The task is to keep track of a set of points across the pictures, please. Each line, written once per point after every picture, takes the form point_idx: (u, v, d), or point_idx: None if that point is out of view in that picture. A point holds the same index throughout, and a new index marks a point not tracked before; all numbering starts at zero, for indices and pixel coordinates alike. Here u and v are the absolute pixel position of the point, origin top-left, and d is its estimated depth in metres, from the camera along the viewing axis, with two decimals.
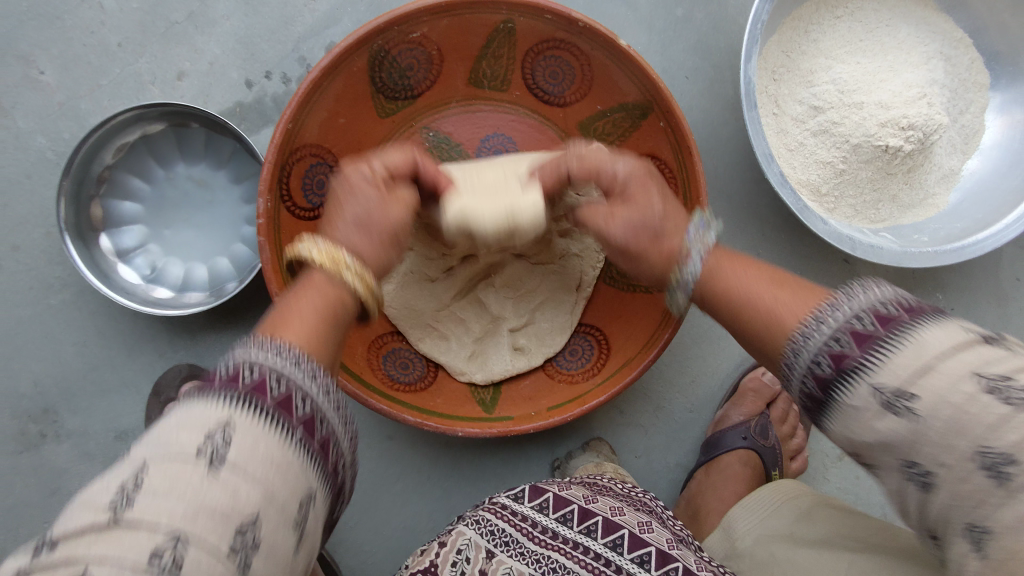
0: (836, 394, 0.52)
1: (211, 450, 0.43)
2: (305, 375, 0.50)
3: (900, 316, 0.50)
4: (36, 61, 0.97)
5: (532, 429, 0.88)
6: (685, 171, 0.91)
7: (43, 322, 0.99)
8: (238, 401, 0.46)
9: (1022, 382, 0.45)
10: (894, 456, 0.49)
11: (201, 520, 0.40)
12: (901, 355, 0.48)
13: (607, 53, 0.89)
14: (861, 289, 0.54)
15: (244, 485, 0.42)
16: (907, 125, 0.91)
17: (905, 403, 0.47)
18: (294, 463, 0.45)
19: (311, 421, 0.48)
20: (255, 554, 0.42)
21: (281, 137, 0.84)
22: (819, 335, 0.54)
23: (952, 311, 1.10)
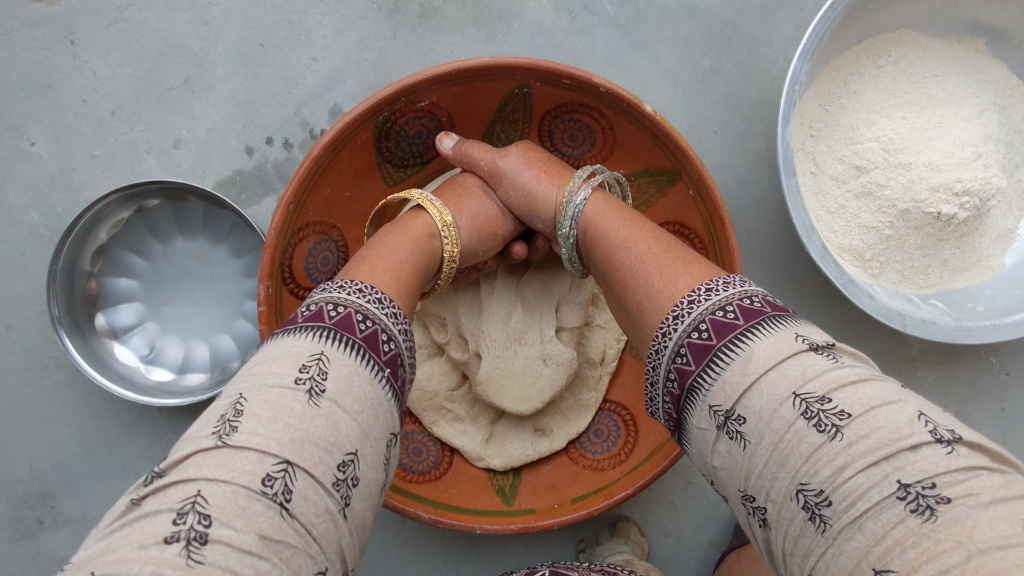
0: (686, 414, 0.52)
1: (310, 381, 0.46)
2: (378, 307, 0.55)
3: (743, 321, 0.50)
4: (27, 132, 0.92)
5: (556, 525, 0.82)
6: (717, 246, 0.84)
7: (39, 404, 0.95)
8: (323, 333, 0.49)
9: (838, 405, 0.44)
10: (735, 484, 0.48)
11: (308, 450, 0.43)
12: (732, 371, 0.48)
13: (631, 117, 0.82)
14: (715, 283, 0.55)
15: (342, 419, 0.46)
16: (962, 190, 0.84)
17: (737, 427, 0.47)
18: (384, 403, 0.49)
19: (370, 336, 0.51)
20: (294, 504, 0.42)
21: (282, 219, 0.78)
22: (675, 337, 0.53)
23: (1005, 376, 1.02)
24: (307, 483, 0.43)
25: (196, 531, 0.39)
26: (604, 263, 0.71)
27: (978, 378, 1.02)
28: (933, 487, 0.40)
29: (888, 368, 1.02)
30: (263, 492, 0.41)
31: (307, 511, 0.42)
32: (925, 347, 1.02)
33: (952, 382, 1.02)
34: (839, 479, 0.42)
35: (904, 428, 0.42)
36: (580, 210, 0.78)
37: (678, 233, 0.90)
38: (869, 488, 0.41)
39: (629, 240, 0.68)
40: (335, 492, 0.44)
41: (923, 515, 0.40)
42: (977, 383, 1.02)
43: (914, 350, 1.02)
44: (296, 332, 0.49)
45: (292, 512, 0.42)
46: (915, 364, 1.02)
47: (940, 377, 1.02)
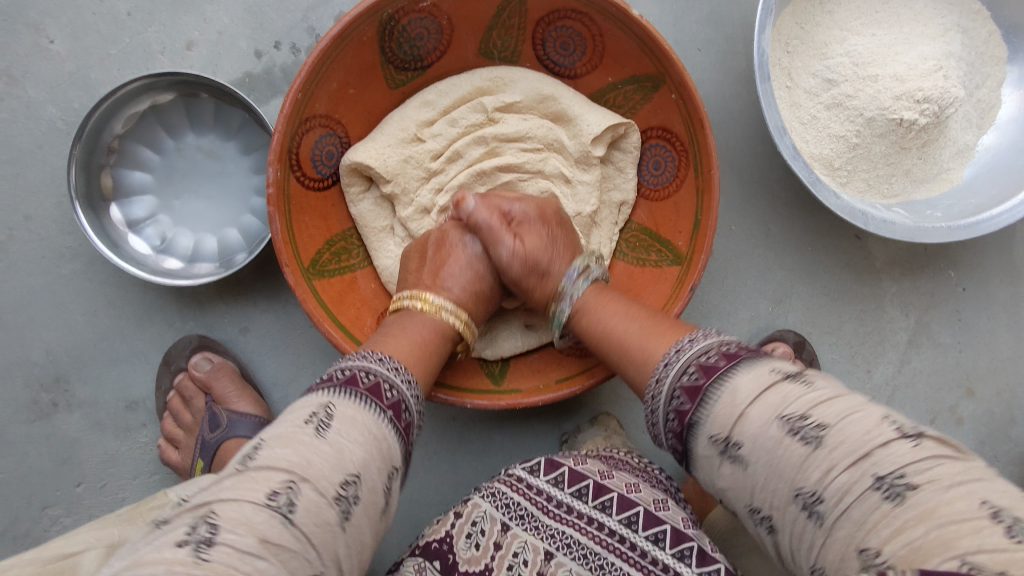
0: (688, 446, 0.59)
1: (318, 421, 0.54)
2: (390, 370, 0.65)
3: (724, 363, 0.58)
4: (45, 29, 0.97)
5: (541, 401, 0.89)
6: (696, 144, 0.90)
7: (54, 291, 1.00)
8: (336, 389, 0.59)
9: (815, 419, 0.51)
10: (743, 501, 0.56)
11: (313, 467, 0.51)
12: (721, 403, 0.56)
13: (619, 23, 0.89)
14: (686, 340, 0.64)
15: (345, 447, 0.53)
16: (922, 97, 0.90)
17: (735, 450, 0.55)
18: (386, 437, 0.57)
19: (375, 387, 0.61)
20: (297, 514, 0.49)
21: (291, 106, 0.83)
22: (668, 381, 0.62)
23: (962, 290, 1.09)
24: (309, 498, 0.50)
25: (203, 538, 0.46)
26: (604, 348, 0.77)
27: (937, 290, 1.09)
28: (902, 476, 0.47)
29: (854, 279, 1.08)
30: (267, 504, 0.49)
31: (308, 521, 0.49)
32: (889, 259, 1.09)
33: (914, 292, 1.09)
34: (826, 480, 0.49)
35: (873, 430, 0.49)
36: (574, 303, 0.82)
37: (661, 138, 0.96)
38: (852, 484, 0.48)
39: (622, 323, 0.76)
40: (336, 506, 0.51)
41: (895, 500, 0.47)
42: (936, 295, 1.09)
43: (879, 262, 1.09)
44: (318, 389, 0.59)
45: (294, 521, 0.49)
46: (879, 277, 1.09)
47: (903, 289, 1.09)
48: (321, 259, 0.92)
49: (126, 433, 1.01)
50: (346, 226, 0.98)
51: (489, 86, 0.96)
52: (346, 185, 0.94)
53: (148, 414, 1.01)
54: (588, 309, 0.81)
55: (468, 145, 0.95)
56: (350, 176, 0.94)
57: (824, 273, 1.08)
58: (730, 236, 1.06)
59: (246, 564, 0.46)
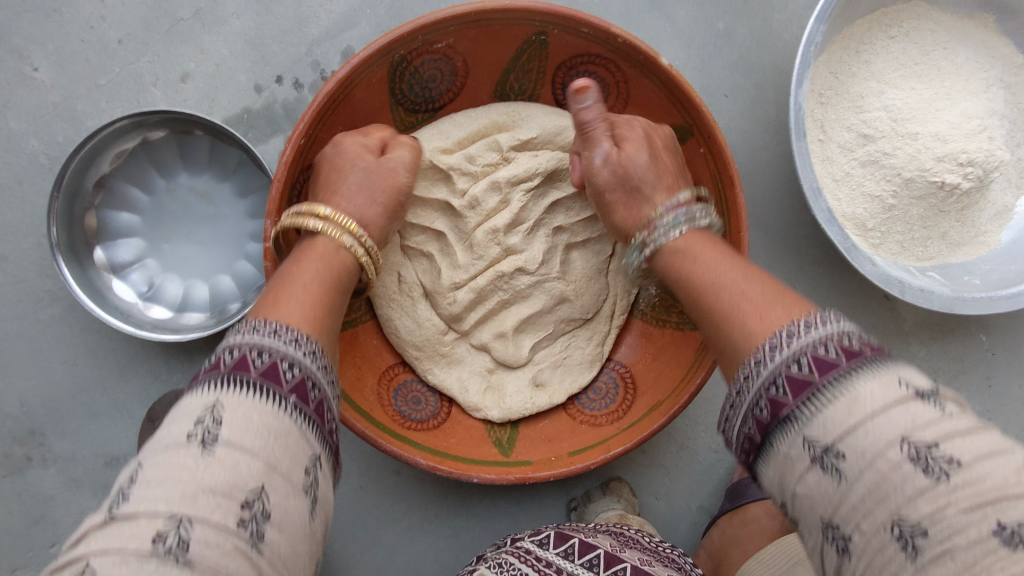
0: (772, 440, 0.50)
1: (202, 434, 0.44)
2: (295, 345, 0.53)
3: (846, 360, 0.48)
4: (30, 57, 0.90)
5: (552, 476, 0.82)
6: (724, 203, 0.85)
7: (31, 336, 0.93)
8: (222, 380, 0.48)
9: (948, 452, 0.43)
10: (817, 513, 0.47)
11: (201, 502, 0.41)
12: (834, 408, 0.46)
13: (647, 71, 0.83)
14: (802, 323, 0.51)
15: (242, 461, 0.44)
16: (966, 160, 0.85)
17: (834, 461, 0.46)
18: (293, 433, 0.47)
19: (300, 387, 0.50)
20: (194, 554, 0.40)
21: (292, 153, 0.77)
22: (772, 364, 0.51)
23: (992, 355, 1.04)
24: (206, 530, 0.41)
25: None
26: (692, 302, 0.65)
27: (966, 355, 1.04)
28: (940, 447, 0.43)
29: (881, 341, 1.03)
30: (154, 551, 0.39)
31: (211, 557, 0.40)
32: (917, 321, 1.04)
33: (943, 356, 1.04)
34: (939, 514, 0.41)
35: (924, 421, 0.44)
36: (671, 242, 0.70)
37: None
38: (965, 528, 0.41)
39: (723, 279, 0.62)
40: (241, 530, 0.42)
41: (935, 475, 0.42)
42: (966, 359, 1.04)
43: (907, 323, 1.04)
44: (196, 386, 0.48)
45: (191, 561, 0.40)
46: (908, 338, 1.04)
47: (932, 352, 1.04)
48: None
49: (104, 489, 0.94)
50: None
51: (505, 120, 0.89)
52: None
53: None
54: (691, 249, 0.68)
55: (484, 192, 0.86)
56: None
57: None
58: None
59: None
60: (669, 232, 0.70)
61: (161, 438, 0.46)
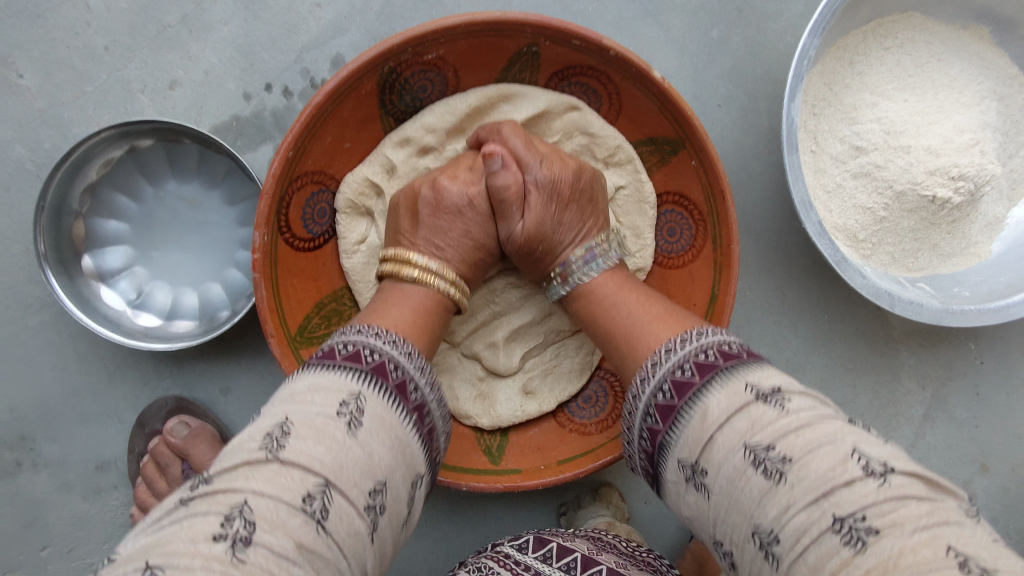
0: (660, 467, 0.57)
1: (270, 441, 0.45)
2: (401, 353, 0.58)
3: (721, 362, 0.55)
4: (15, 62, 0.89)
5: (541, 484, 0.83)
6: (716, 216, 0.84)
7: (21, 343, 0.93)
8: (362, 376, 0.52)
9: (781, 451, 0.47)
10: (707, 531, 0.53)
11: (345, 472, 0.46)
12: (691, 426, 0.53)
13: (639, 83, 0.82)
14: (690, 334, 0.60)
15: (376, 451, 0.49)
16: (958, 175, 0.85)
17: (700, 478, 0.52)
18: (411, 443, 0.53)
19: (402, 384, 0.55)
20: (330, 521, 0.44)
21: (281, 165, 0.77)
22: (644, 397, 0.59)
23: (980, 364, 1.05)
24: (342, 505, 0.45)
25: (241, 534, 0.40)
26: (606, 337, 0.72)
27: (955, 363, 1.05)
28: (864, 518, 0.43)
29: (870, 349, 1.04)
30: (302, 508, 0.43)
31: (341, 530, 0.44)
32: (907, 329, 1.04)
33: (930, 365, 1.04)
34: (783, 519, 0.45)
35: (839, 466, 0.45)
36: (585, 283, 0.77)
37: (677, 204, 0.90)
38: (810, 526, 0.44)
39: (619, 291, 0.74)
40: (365, 514, 0.46)
41: (855, 546, 0.43)
42: (954, 367, 1.05)
43: (896, 332, 1.04)
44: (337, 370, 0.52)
45: (327, 528, 0.43)
46: (896, 347, 1.04)
47: (920, 360, 1.04)
48: (310, 324, 0.86)
49: (96, 495, 0.95)
50: (338, 285, 0.90)
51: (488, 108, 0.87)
52: (342, 233, 0.88)
53: (119, 475, 0.95)
54: (604, 298, 0.75)
55: None
56: (350, 214, 0.88)
57: (839, 342, 1.03)
58: (742, 302, 1.01)
59: (280, 569, 0.40)
60: (593, 268, 0.77)
61: (245, 440, 0.47)
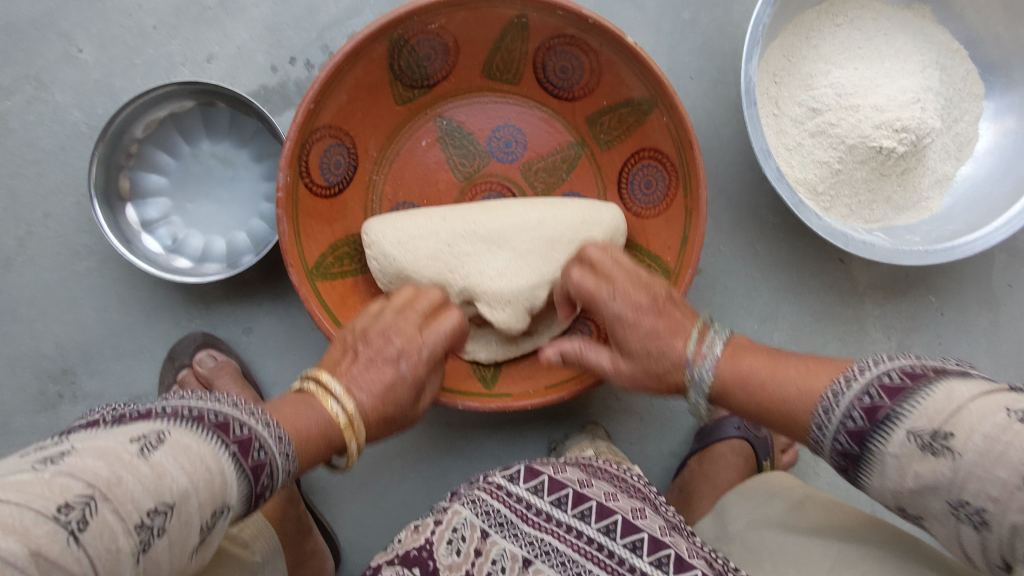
0: (869, 447, 0.56)
1: (144, 442, 0.51)
2: (246, 413, 0.59)
3: (911, 382, 0.55)
4: (75, 39, 1.02)
5: (530, 404, 0.91)
6: (686, 165, 0.94)
7: (68, 287, 1.04)
8: (175, 417, 0.54)
9: (960, 417, 0.51)
10: (942, 498, 0.53)
11: (116, 488, 0.47)
12: (915, 415, 0.53)
13: (615, 49, 0.94)
14: (857, 367, 0.59)
15: (167, 471, 0.50)
16: (901, 127, 0.95)
17: (944, 442, 0.51)
18: (222, 471, 0.53)
19: (245, 442, 0.56)
20: (86, 532, 0.45)
21: (304, 115, 0.88)
22: (841, 403, 0.58)
23: (941, 316, 1.12)
24: (105, 519, 0.46)
25: None
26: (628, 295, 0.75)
27: (918, 315, 1.13)
28: None
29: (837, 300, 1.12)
30: (55, 517, 0.45)
31: (98, 544, 0.46)
32: (871, 283, 1.12)
33: (895, 316, 1.12)
34: (990, 449, 0.49)
35: (997, 393, 0.52)
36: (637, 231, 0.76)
37: (652, 159, 1.00)
38: (1022, 449, 0.48)
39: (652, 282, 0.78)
40: (133, 533, 0.47)
41: (1022, 419, 0.50)
42: (918, 319, 1.12)
43: (862, 285, 1.12)
44: (154, 414, 0.54)
45: (79, 538, 0.45)
46: (862, 299, 1.12)
47: (885, 312, 1.12)
48: (325, 262, 0.96)
49: None
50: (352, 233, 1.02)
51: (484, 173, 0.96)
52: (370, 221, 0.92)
53: None
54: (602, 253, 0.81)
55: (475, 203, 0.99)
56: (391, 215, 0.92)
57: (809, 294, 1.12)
58: (717, 255, 1.11)
59: (1, 573, 0.42)
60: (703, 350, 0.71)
61: (125, 431, 0.52)
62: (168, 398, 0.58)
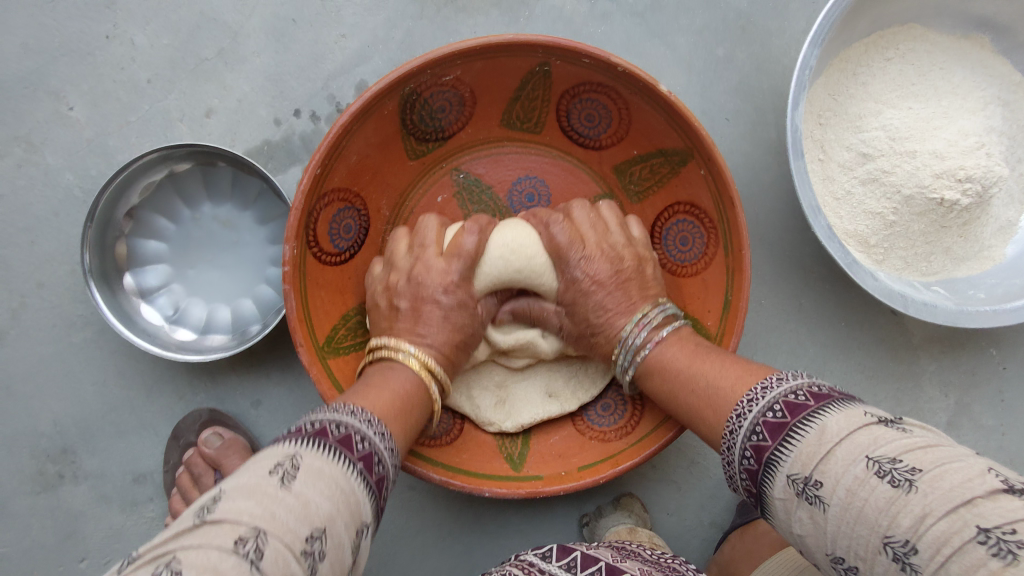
0: (765, 488, 0.54)
1: (283, 471, 0.49)
2: (364, 421, 0.60)
3: (814, 403, 0.53)
4: (66, 97, 0.96)
5: (563, 490, 0.83)
6: (726, 224, 0.86)
7: (66, 360, 0.98)
8: (313, 442, 0.53)
9: (907, 461, 0.46)
10: (823, 549, 0.50)
11: (279, 520, 0.44)
12: (806, 442, 0.51)
13: (647, 97, 0.86)
14: (771, 380, 0.59)
15: (313, 499, 0.47)
16: (964, 177, 0.86)
17: (816, 492, 0.49)
18: (356, 492, 0.52)
19: (366, 455, 0.57)
20: (266, 564, 0.42)
21: (310, 182, 0.81)
22: (750, 417, 0.57)
23: (1004, 370, 1.04)
24: (279, 550, 0.43)
25: None
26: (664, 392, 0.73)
27: (978, 370, 1.04)
28: (1014, 531, 0.40)
29: (890, 355, 1.03)
30: (234, 550, 0.41)
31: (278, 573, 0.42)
32: (927, 336, 1.04)
33: (953, 371, 1.04)
34: (920, 527, 0.43)
35: (976, 477, 0.43)
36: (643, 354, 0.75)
37: (688, 213, 0.92)
38: (951, 534, 0.42)
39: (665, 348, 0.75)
40: (303, 562, 0.44)
41: (1004, 558, 0.40)
42: (978, 374, 1.04)
43: (917, 339, 1.04)
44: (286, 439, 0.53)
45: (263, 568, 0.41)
46: (917, 353, 1.04)
47: (942, 367, 1.04)
48: (337, 336, 0.89)
49: (131, 507, 0.98)
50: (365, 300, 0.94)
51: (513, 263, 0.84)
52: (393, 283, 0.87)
53: (154, 488, 0.98)
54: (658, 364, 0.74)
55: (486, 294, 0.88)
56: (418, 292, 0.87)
57: (859, 350, 1.03)
58: (759, 310, 1.02)
59: None
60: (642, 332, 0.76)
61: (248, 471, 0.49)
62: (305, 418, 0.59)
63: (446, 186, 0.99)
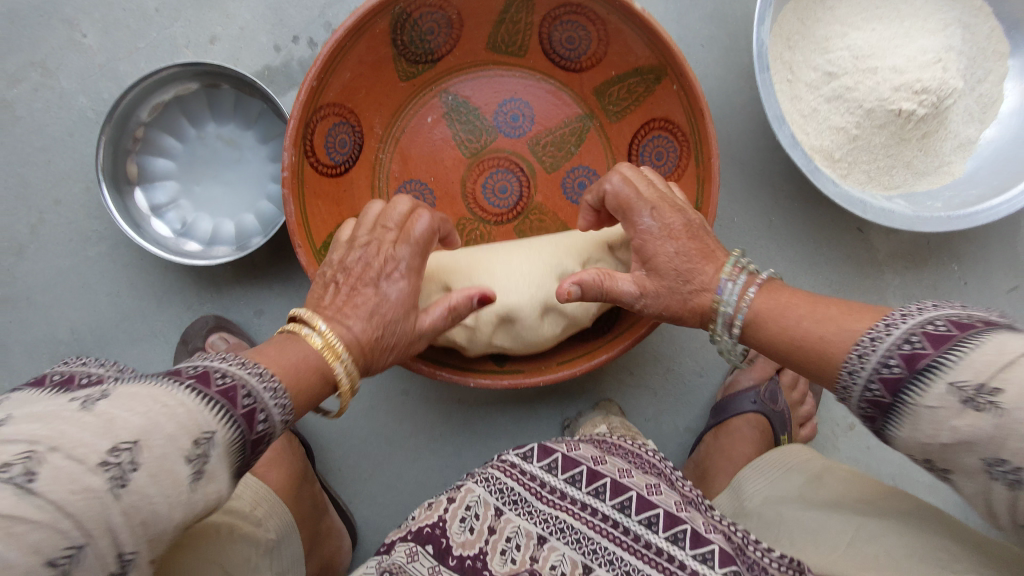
0: (896, 407, 0.49)
1: (178, 387, 0.47)
2: (251, 373, 0.54)
3: (958, 331, 0.47)
4: (79, 24, 1.02)
5: (542, 380, 0.90)
6: (697, 134, 0.91)
7: (82, 272, 1.05)
8: (177, 382, 0.48)
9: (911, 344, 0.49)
10: (954, 462, 0.46)
11: (158, 436, 0.44)
12: (950, 367, 0.46)
13: (621, 16, 0.91)
14: (920, 305, 0.51)
15: (198, 423, 0.46)
16: (921, 89, 0.91)
17: (906, 390, 0.48)
18: (209, 432, 0.47)
19: (249, 413, 0.51)
20: (141, 479, 0.42)
21: (307, 94, 0.87)
22: (879, 350, 0.51)
23: (965, 284, 1.09)
24: (146, 463, 0.42)
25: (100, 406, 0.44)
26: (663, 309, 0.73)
27: (940, 284, 1.09)
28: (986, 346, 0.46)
29: (856, 270, 1.09)
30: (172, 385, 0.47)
31: (144, 483, 0.42)
32: (891, 252, 1.10)
33: (916, 285, 1.09)
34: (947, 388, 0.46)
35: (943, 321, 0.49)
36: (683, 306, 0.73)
37: (663, 129, 0.98)
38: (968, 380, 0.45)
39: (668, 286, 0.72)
40: (165, 482, 0.43)
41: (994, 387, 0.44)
42: (940, 288, 1.09)
43: (882, 254, 1.10)
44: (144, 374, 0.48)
45: (132, 479, 0.41)
46: (882, 268, 1.10)
47: (905, 281, 1.10)
48: (333, 242, 0.96)
49: None
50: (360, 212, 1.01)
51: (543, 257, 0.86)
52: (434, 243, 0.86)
53: None
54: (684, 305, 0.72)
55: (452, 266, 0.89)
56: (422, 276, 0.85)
57: (826, 264, 1.09)
58: (732, 227, 1.08)
59: (77, 507, 0.40)
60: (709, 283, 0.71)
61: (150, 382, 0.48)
62: (184, 363, 0.53)
63: (435, 107, 1.06)
